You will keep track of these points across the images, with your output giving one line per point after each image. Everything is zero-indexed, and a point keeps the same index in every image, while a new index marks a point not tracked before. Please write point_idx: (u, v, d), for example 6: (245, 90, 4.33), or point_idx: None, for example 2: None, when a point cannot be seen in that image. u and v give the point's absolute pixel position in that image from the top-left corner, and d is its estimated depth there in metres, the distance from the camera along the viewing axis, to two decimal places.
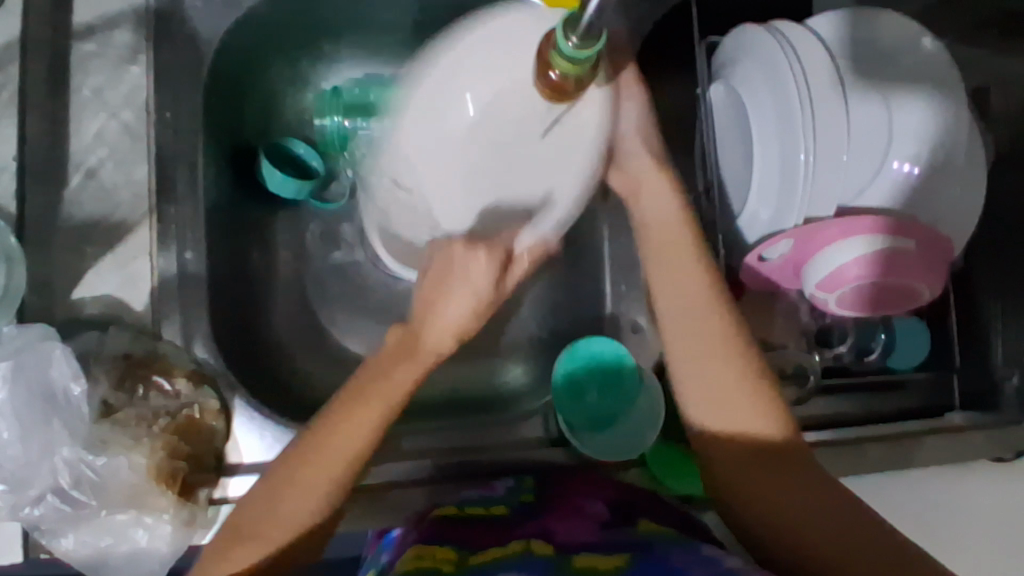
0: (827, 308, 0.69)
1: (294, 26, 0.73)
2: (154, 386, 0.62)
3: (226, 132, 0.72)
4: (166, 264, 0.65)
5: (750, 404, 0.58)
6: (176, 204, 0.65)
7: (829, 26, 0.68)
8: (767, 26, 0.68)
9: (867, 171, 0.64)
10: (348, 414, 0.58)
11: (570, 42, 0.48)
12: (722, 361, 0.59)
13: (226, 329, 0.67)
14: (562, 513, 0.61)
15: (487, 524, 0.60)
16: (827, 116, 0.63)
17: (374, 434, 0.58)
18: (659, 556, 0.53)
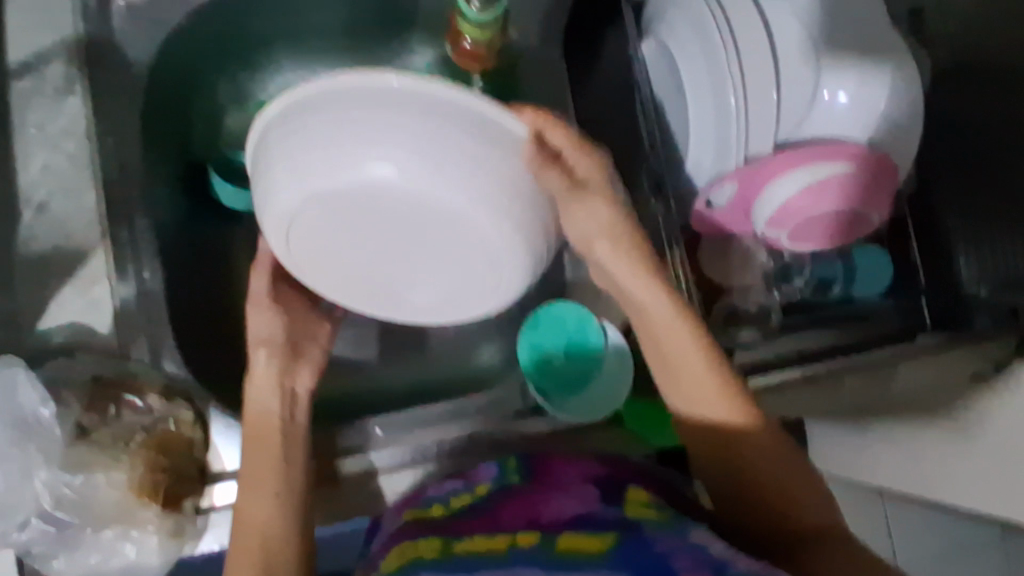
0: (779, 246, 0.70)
1: (226, 40, 0.74)
2: (126, 405, 0.62)
3: (173, 153, 0.74)
4: (127, 287, 0.66)
5: (715, 400, 0.54)
6: (130, 226, 0.67)
7: None
8: None
9: (801, 105, 0.65)
10: (240, 493, 0.55)
11: (473, 7, 0.52)
12: (680, 333, 0.55)
13: (195, 341, 0.69)
14: (545, 495, 0.58)
15: (473, 516, 0.57)
16: (750, 59, 0.66)
17: (279, 497, 0.55)
18: (645, 534, 0.50)
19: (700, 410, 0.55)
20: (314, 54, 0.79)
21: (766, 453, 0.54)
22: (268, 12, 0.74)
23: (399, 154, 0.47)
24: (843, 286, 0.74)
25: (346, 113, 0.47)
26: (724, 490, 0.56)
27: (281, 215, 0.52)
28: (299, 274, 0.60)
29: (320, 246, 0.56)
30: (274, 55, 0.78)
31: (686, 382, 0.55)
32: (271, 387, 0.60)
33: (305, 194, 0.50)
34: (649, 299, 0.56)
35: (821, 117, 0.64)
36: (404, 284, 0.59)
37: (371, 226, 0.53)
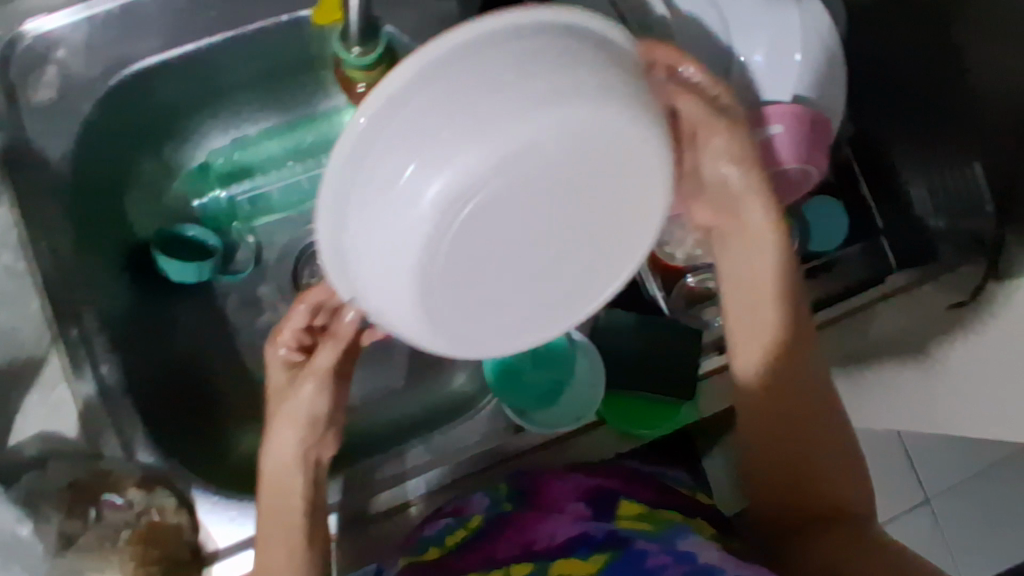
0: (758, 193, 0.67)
1: (144, 119, 0.73)
2: (106, 504, 0.62)
3: (113, 241, 0.73)
4: (87, 384, 0.65)
5: (778, 352, 0.58)
6: (80, 324, 0.66)
7: None
8: None
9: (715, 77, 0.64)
10: (259, 534, 0.57)
11: (353, 52, 0.49)
12: (762, 283, 0.57)
13: (167, 424, 0.69)
14: (536, 519, 0.63)
15: (470, 552, 0.62)
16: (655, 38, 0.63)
17: (296, 543, 0.57)
18: (636, 553, 0.57)
19: (760, 359, 0.59)
20: (237, 116, 0.78)
21: (793, 417, 0.60)
22: (182, 85, 0.73)
23: (475, 148, 0.38)
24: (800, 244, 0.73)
25: (458, 52, 0.39)
26: (754, 449, 0.62)
27: (389, 279, 0.42)
28: (438, 349, 0.47)
29: (458, 297, 0.44)
30: (197, 123, 0.77)
31: (754, 331, 0.58)
32: (288, 425, 0.57)
33: (410, 231, 0.40)
34: (761, 237, 0.56)
35: (742, 81, 0.65)
36: (590, 275, 0.46)
37: (470, 256, 0.41)
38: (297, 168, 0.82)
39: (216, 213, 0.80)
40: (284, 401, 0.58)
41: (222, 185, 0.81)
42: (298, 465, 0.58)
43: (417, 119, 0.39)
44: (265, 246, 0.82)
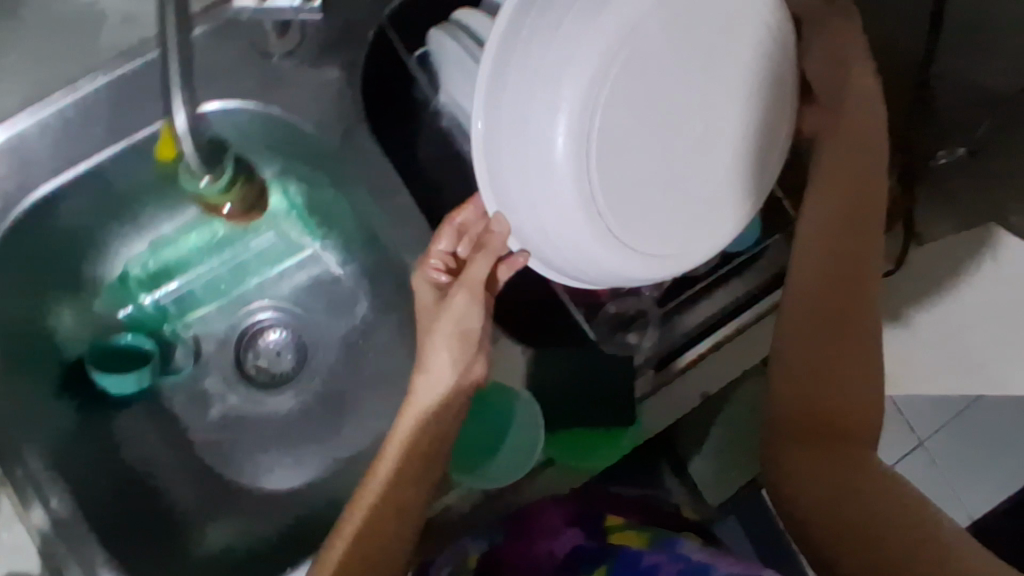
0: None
1: (48, 249, 0.72)
2: None
3: (44, 370, 0.74)
4: (40, 522, 0.65)
5: (834, 288, 0.65)
6: (23, 463, 0.66)
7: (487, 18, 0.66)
8: (443, 42, 0.68)
9: None
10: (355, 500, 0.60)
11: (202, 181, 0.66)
12: (830, 212, 0.65)
13: (125, 539, 0.70)
14: (525, 544, 0.65)
15: None
16: None
17: (388, 522, 0.60)
18: (632, 562, 0.64)
19: (820, 294, 0.65)
20: (146, 223, 0.78)
21: (838, 327, 0.66)
22: (82, 207, 0.72)
23: (573, 84, 0.52)
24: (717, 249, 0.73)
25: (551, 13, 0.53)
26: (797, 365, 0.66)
27: (549, 203, 0.56)
28: (564, 257, 0.59)
29: (641, 182, 0.58)
30: (106, 238, 0.77)
31: (824, 268, 0.65)
32: (455, 324, 0.61)
33: (559, 176, 0.54)
34: (848, 159, 0.65)
35: None
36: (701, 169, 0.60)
37: (652, 123, 0.56)
38: (219, 259, 0.83)
39: (146, 318, 0.82)
40: (428, 344, 0.61)
41: (146, 287, 0.81)
42: (442, 413, 0.61)
43: (540, 62, 0.53)
44: (201, 337, 0.85)
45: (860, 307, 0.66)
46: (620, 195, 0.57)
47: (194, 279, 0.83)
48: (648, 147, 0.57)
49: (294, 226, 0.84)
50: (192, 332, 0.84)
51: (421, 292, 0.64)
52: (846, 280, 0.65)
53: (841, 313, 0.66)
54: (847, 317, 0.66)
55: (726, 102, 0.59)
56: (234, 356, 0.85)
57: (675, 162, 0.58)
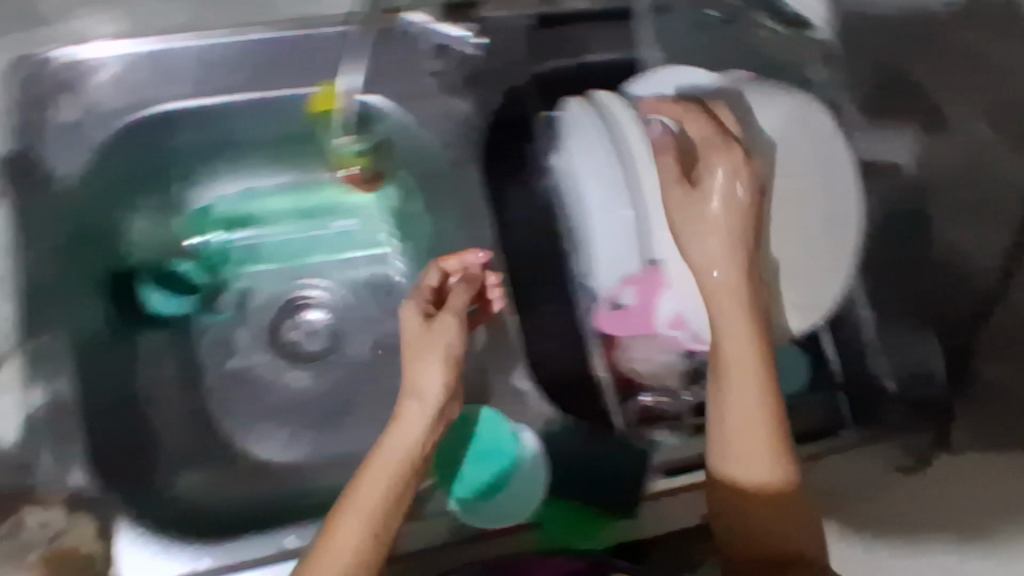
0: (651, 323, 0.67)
1: (152, 161, 0.77)
2: (30, 513, 0.62)
3: (98, 261, 0.74)
4: (39, 396, 0.65)
5: (766, 445, 0.56)
6: (51, 332, 0.68)
7: (638, 86, 0.72)
8: (582, 97, 0.72)
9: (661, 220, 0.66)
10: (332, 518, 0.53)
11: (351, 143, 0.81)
12: (751, 373, 0.56)
13: (107, 446, 0.69)
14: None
15: None
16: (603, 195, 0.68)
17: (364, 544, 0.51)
18: None
19: (754, 451, 0.56)
20: (250, 169, 0.83)
21: (795, 518, 0.57)
22: (201, 130, 0.77)
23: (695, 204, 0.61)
24: None
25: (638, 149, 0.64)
26: (750, 541, 0.57)
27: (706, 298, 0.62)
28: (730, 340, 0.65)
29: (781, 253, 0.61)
30: (206, 168, 0.81)
31: (744, 433, 0.56)
32: (439, 362, 0.61)
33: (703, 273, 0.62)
34: (732, 327, 0.57)
35: None
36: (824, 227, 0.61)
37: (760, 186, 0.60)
38: (299, 232, 0.86)
39: (213, 257, 0.84)
40: (417, 363, 0.61)
41: (226, 226, 0.84)
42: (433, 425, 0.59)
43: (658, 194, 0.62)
44: (254, 292, 0.85)
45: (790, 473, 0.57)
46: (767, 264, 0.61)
47: (274, 245, 0.86)
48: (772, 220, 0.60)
49: (381, 226, 0.87)
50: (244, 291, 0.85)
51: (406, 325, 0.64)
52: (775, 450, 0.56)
53: (767, 467, 0.56)
54: (777, 466, 0.56)
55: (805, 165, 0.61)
56: (275, 328, 0.85)
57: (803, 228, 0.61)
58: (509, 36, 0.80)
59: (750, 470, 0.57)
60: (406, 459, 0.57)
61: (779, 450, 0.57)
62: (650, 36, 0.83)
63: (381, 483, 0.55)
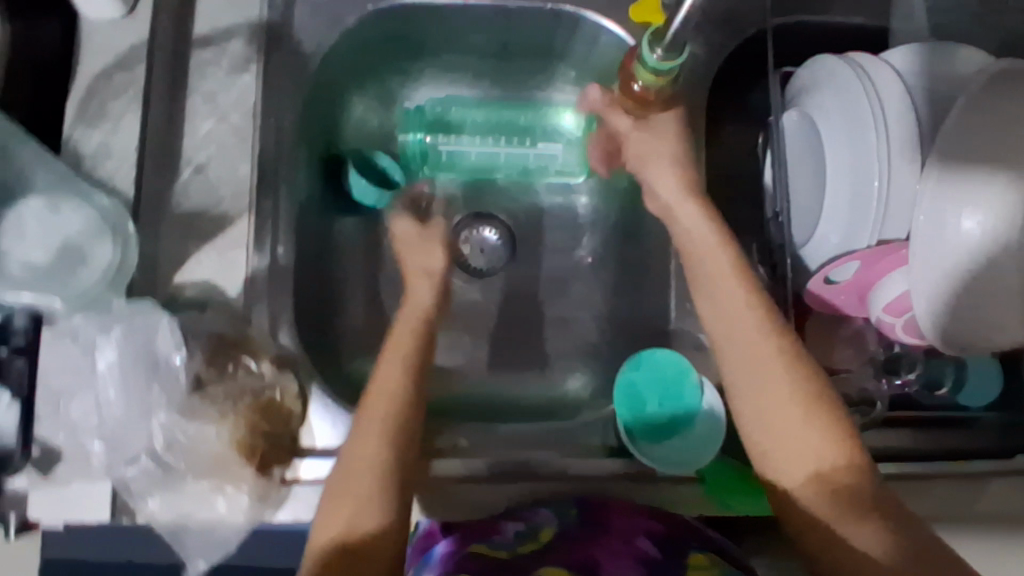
0: (873, 294, 0.67)
1: (386, 50, 0.80)
2: (243, 365, 0.65)
3: (320, 139, 0.78)
4: (261, 255, 0.69)
5: (799, 412, 0.58)
6: (273, 199, 0.70)
7: (902, 56, 0.68)
8: (844, 59, 0.69)
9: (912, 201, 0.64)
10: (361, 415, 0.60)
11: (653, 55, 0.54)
12: (758, 349, 0.61)
13: (307, 316, 0.72)
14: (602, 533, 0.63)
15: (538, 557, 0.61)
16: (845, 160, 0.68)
17: (387, 423, 0.59)
18: None
19: (781, 421, 0.59)
20: (464, 75, 0.85)
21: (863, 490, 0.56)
22: (436, 26, 0.78)
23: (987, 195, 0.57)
24: (950, 392, 0.72)
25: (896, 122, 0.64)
26: (789, 512, 0.58)
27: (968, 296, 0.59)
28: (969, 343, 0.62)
29: None
30: (425, 68, 0.84)
31: (767, 399, 0.60)
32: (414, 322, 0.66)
33: (976, 266, 0.58)
34: (739, 309, 0.63)
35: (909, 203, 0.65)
36: None
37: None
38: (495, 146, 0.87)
39: (409, 156, 0.86)
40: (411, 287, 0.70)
41: (430, 124, 0.85)
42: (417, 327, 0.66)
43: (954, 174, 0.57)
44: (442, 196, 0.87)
45: (841, 429, 0.58)
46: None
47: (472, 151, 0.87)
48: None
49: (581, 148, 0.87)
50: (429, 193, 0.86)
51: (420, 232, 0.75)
52: (804, 405, 0.58)
53: (812, 430, 0.58)
54: (821, 432, 0.57)
55: None
56: (452, 235, 0.87)
57: None
58: None
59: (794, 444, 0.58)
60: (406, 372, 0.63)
61: (817, 418, 0.58)
62: (914, 6, 0.77)
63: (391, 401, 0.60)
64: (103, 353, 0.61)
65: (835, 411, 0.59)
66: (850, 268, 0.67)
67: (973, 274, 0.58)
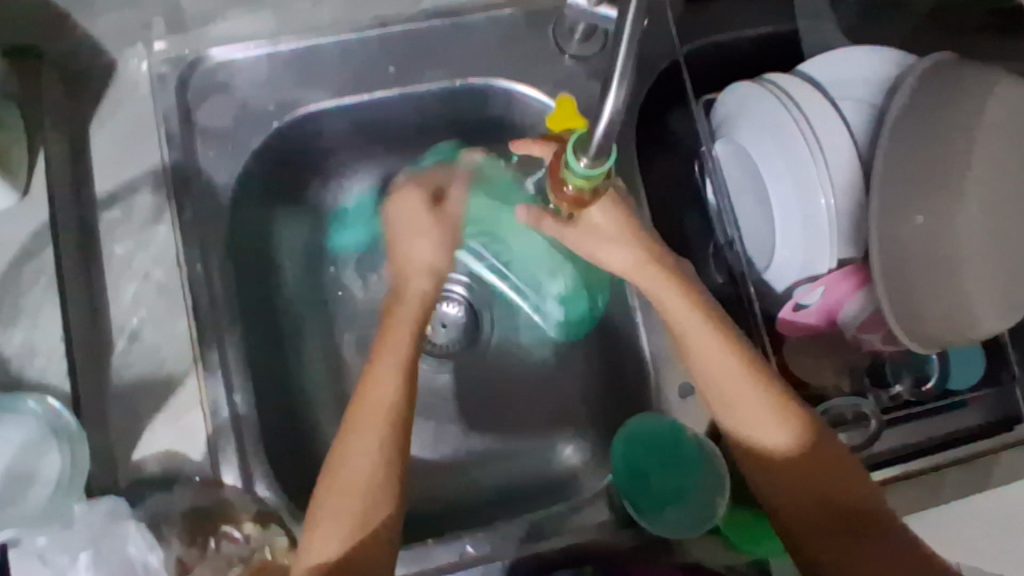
0: (842, 317, 0.67)
1: (302, 159, 0.77)
2: (224, 535, 0.62)
3: (254, 265, 0.75)
4: (217, 409, 0.65)
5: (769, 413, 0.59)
6: (220, 349, 0.66)
7: (814, 67, 0.68)
8: (757, 81, 0.68)
9: (854, 212, 0.63)
10: (326, 489, 0.54)
11: (581, 161, 0.46)
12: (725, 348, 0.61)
13: (280, 457, 0.69)
14: None
15: None
16: (782, 184, 0.67)
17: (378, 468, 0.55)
18: None
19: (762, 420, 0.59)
20: (387, 162, 0.82)
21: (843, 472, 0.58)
22: (346, 122, 0.76)
23: (886, 198, 0.60)
24: (938, 383, 0.71)
25: (822, 136, 0.64)
26: (790, 500, 0.59)
27: (907, 294, 0.62)
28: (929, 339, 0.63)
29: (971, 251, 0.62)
30: (346, 163, 0.81)
31: (741, 397, 0.60)
32: (398, 360, 0.59)
33: (897, 265, 0.61)
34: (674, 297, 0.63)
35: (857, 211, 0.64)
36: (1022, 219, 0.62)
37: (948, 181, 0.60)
38: None
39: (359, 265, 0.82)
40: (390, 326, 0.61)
41: (363, 218, 0.82)
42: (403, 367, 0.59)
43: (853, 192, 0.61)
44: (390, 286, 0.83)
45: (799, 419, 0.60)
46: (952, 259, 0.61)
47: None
48: (969, 214, 0.60)
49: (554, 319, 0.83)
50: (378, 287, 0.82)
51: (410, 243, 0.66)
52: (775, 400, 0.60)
53: (781, 432, 0.59)
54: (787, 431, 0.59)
55: (997, 152, 0.61)
56: None
57: (1002, 219, 0.61)
58: (661, 13, 0.75)
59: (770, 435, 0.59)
60: (395, 416, 0.57)
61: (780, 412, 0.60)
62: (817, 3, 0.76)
63: (385, 444, 0.55)
64: None
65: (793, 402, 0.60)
66: (817, 292, 0.67)
67: (901, 272, 0.61)
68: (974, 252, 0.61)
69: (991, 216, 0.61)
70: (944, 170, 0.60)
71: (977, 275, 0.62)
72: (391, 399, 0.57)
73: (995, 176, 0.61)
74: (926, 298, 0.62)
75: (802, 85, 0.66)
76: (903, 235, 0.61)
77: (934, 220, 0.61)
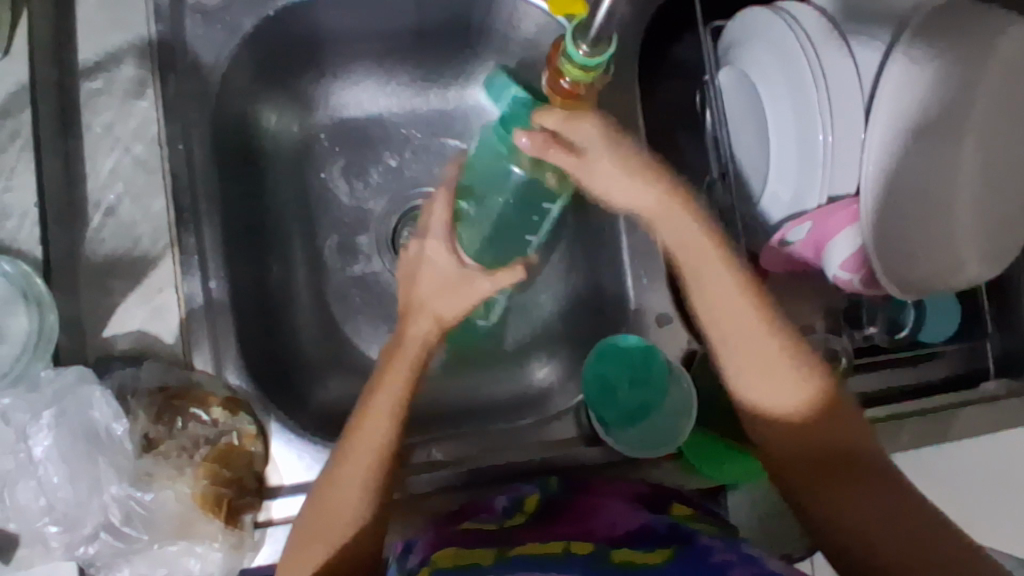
0: (829, 252, 0.67)
1: (295, 49, 0.74)
2: (192, 417, 0.61)
3: (238, 154, 0.73)
4: (193, 291, 0.64)
5: (790, 374, 0.56)
6: (196, 233, 0.65)
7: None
8: (768, 8, 0.66)
9: (855, 149, 0.62)
10: (324, 478, 0.54)
11: (581, 49, 0.46)
12: (743, 297, 0.57)
13: (253, 349, 0.68)
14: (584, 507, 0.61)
15: (523, 528, 0.59)
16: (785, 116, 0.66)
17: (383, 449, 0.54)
18: (701, 552, 0.52)
19: (767, 385, 0.56)
20: (382, 64, 0.79)
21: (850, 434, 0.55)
22: (342, 15, 0.73)
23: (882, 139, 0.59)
24: (912, 332, 0.72)
25: (831, 68, 0.62)
26: (788, 452, 0.56)
27: (892, 237, 0.63)
28: (910, 284, 0.65)
29: (952, 194, 0.63)
30: (340, 61, 0.78)
31: (755, 356, 0.56)
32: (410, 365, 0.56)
33: (882, 208, 0.61)
34: (677, 226, 0.58)
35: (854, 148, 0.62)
36: (1001, 160, 0.63)
37: (938, 119, 0.61)
38: (424, 139, 0.83)
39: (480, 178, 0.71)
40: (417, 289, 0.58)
41: (354, 116, 0.81)
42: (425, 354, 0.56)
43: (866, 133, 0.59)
44: (375, 193, 0.81)
45: (820, 381, 0.56)
46: (937, 203, 0.62)
47: (396, 158, 0.82)
48: (950, 156, 0.62)
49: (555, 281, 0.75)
50: (363, 194, 0.81)
51: (432, 292, 0.57)
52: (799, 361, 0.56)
53: (803, 397, 0.55)
54: (806, 396, 0.55)
55: (985, 88, 0.61)
56: (392, 233, 0.80)
57: (984, 160, 0.63)
58: None
59: (781, 404, 0.56)
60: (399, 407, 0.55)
61: (796, 372, 0.56)
62: None
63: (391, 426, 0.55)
64: (38, 440, 0.58)
65: (818, 359, 0.56)
66: (804, 228, 0.66)
67: (887, 217, 0.62)
68: (956, 194, 0.63)
69: (985, 156, 0.63)
70: (935, 111, 0.60)
71: (957, 220, 0.63)
72: (400, 399, 0.55)
73: (982, 115, 0.62)
74: (908, 240, 0.63)
75: (813, 14, 0.64)
76: (893, 179, 0.61)
77: (920, 163, 0.61)
